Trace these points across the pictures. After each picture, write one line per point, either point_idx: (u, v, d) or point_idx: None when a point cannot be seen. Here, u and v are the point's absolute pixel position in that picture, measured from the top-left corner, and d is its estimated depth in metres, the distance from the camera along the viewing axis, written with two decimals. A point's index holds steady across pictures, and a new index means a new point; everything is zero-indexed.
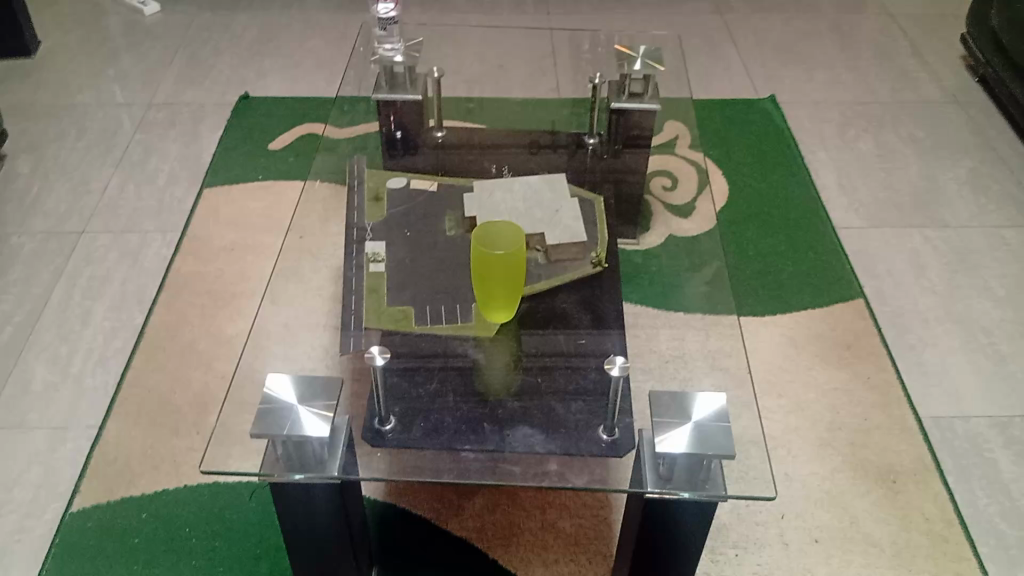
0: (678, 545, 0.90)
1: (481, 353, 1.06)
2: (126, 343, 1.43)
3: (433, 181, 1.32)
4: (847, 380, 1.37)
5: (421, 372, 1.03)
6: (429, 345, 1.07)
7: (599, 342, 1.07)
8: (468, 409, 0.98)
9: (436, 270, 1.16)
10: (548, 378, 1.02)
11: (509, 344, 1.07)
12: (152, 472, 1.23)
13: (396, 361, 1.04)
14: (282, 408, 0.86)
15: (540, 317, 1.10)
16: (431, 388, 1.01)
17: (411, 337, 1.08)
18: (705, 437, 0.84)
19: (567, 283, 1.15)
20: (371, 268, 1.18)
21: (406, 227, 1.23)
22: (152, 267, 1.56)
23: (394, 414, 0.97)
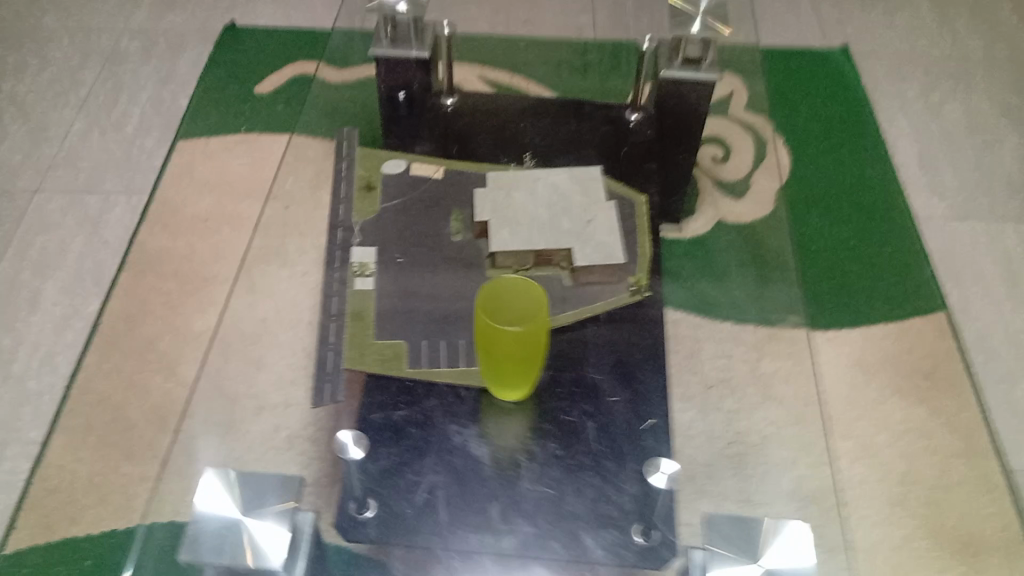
0: None
1: (488, 444, 0.82)
2: (78, 336, 1.22)
3: (437, 166, 1.08)
4: (922, 418, 1.16)
5: (408, 473, 0.79)
6: (417, 436, 0.83)
7: (640, 433, 0.83)
8: (465, 531, 0.74)
9: (435, 293, 0.93)
10: (572, 487, 0.78)
11: (519, 431, 0.83)
12: (98, 506, 1.05)
13: (375, 459, 0.81)
14: (218, 530, 0.72)
15: (565, 391, 0.86)
16: (418, 499, 0.77)
17: (394, 420, 0.84)
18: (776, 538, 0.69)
19: (598, 322, 0.92)
20: (356, 285, 0.94)
21: (403, 226, 1.00)
22: (113, 239, 1.34)
23: (372, 536, 0.75)
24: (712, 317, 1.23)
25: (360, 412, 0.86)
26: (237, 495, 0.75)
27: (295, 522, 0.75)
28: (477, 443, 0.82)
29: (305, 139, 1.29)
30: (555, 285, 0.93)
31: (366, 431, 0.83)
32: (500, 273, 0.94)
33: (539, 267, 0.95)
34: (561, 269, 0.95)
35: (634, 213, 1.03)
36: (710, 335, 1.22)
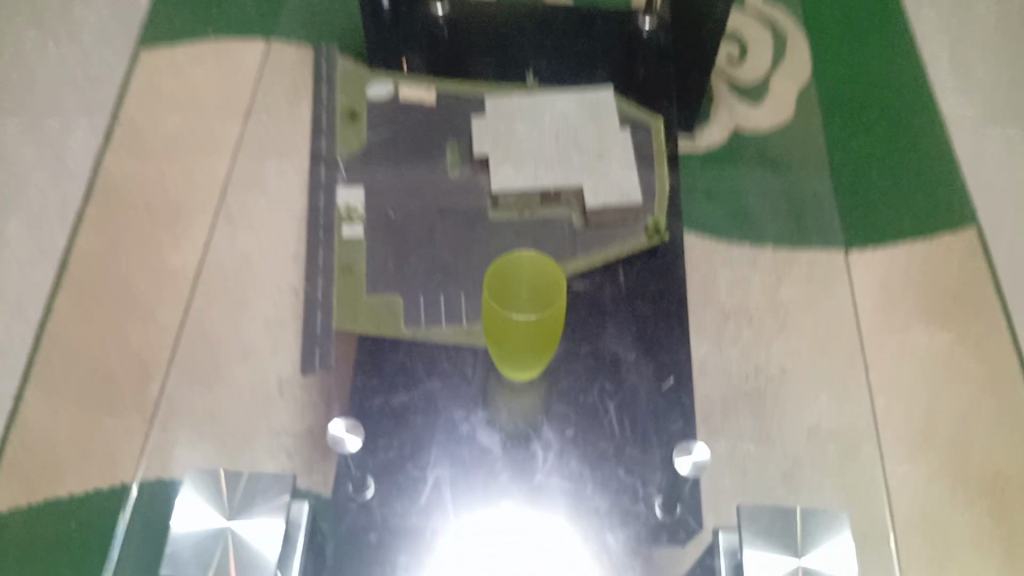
0: None
1: (497, 427, 0.73)
2: (48, 276, 1.14)
3: (429, 89, 0.96)
4: (950, 346, 1.10)
5: (411, 469, 0.71)
6: (419, 422, 0.74)
7: (666, 414, 0.75)
8: (474, 531, 0.67)
9: (430, 241, 0.83)
10: (593, 479, 0.71)
11: (531, 409, 0.74)
12: (80, 466, 0.99)
13: (371, 453, 0.72)
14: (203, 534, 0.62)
15: (582, 366, 0.77)
16: (423, 500, 0.70)
17: (394, 405, 0.76)
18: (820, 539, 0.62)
19: (615, 281, 0.84)
20: (343, 233, 0.86)
21: (393, 162, 0.90)
22: (79, 165, 1.24)
23: (376, 543, 0.68)
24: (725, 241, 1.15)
25: (356, 388, 0.77)
26: (222, 495, 0.64)
27: (289, 517, 0.67)
28: (485, 427, 0.73)
29: (279, 50, 1.16)
30: (565, 229, 0.85)
31: (363, 414, 0.75)
32: (503, 216, 0.85)
33: (546, 208, 0.86)
34: (571, 212, 0.86)
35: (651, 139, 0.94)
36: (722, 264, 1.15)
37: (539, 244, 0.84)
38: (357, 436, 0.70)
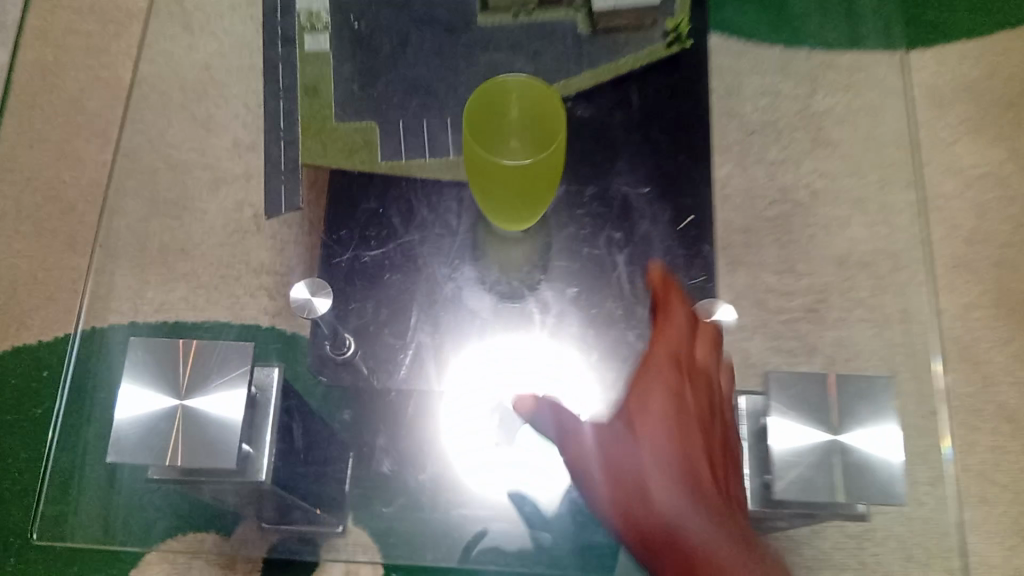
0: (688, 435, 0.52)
1: (492, 290, 0.67)
2: None
3: None
4: (1002, 160, 0.98)
5: (385, 334, 0.66)
6: (397, 284, 0.67)
7: (684, 267, 0.68)
8: (470, 497, 0.64)
9: (405, 57, 0.73)
10: (597, 344, 0.66)
11: (526, 265, 0.68)
12: (47, 307, 0.90)
13: (344, 321, 0.66)
14: (155, 420, 0.55)
15: (585, 214, 0.69)
16: (402, 375, 0.65)
17: (365, 262, 0.68)
18: (860, 416, 0.55)
19: (627, 106, 0.73)
20: (305, 44, 0.74)
21: None
22: None
23: (349, 424, 0.66)
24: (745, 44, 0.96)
25: (323, 241, 0.70)
26: (174, 372, 0.56)
27: (255, 384, 0.60)
28: (477, 286, 0.67)
29: None
30: (569, 37, 0.73)
31: (338, 270, 0.68)
32: (492, 22, 0.74)
33: (546, 10, 0.73)
34: (576, 14, 0.73)
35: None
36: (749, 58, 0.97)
37: (537, 57, 0.73)
38: (329, 295, 0.67)
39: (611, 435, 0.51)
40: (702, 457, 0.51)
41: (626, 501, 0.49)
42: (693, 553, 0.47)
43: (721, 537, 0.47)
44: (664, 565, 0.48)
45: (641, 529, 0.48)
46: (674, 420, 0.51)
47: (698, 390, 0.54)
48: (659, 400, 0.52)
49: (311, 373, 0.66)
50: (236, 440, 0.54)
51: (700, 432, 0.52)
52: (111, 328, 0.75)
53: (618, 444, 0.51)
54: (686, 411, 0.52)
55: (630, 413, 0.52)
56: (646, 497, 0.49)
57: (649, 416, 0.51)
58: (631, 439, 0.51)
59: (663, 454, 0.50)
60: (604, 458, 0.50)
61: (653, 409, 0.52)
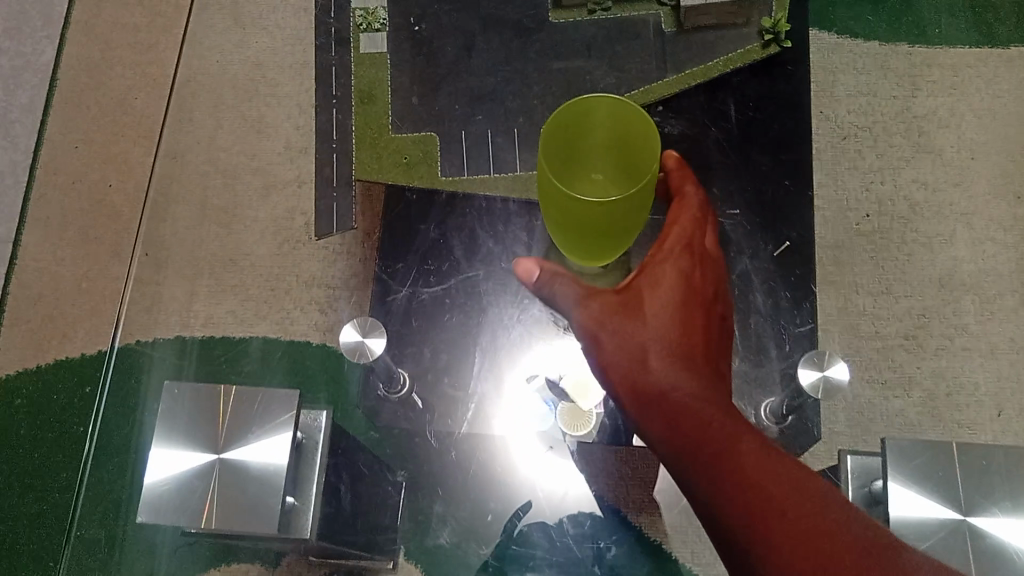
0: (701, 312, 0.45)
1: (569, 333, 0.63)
2: (36, 92, 0.98)
3: None
4: None
5: (443, 384, 0.63)
6: (457, 325, 0.64)
7: (790, 311, 0.64)
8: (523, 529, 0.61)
9: (469, 64, 0.69)
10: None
11: None
12: (91, 317, 0.86)
13: (406, 367, 0.63)
14: (193, 477, 0.52)
15: None
16: (463, 429, 0.62)
17: (424, 300, 0.65)
18: (994, 496, 0.51)
19: (724, 120, 0.67)
20: (360, 43, 0.70)
21: None
22: None
23: (400, 488, 0.63)
24: (836, 33, 0.84)
25: (379, 273, 0.66)
26: (213, 422, 0.53)
27: (302, 429, 0.57)
28: (549, 330, 0.63)
29: None
30: (654, 34, 0.68)
31: (406, 298, 0.65)
32: (565, 18, 0.69)
33: (628, 5, 0.69)
34: (660, 9, 0.69)
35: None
36: (838, 49, 0.83)
37: (618, 62, 0.68)
38: (382, 334, 0.64)
39: (612, 301, 0.45)
40: (704, 334, 0.45)
41: (626, 368, 0.44)
42: (680, 414, 0.42)
43: (710, 405, 0.42)
44: (651, 427, 0.43)
45: (636, 395, 0.43)
46: (683, 298, 0.45)
47: (711, 271, 0.46)
48: (670, 274, 0.45)
49: (365, 422, 0.64)
50: (277, 497, 0.51)
51: (706, 313, 0.45)
52: (158, 346, 0.67)
53: (623, 312, 0.45)
54: (697, 289, 0.45)
55: (638, 282, 0.45)
56: (645, 365, 0.43)
57: (656, 289, 0.45)
58: (635, 309, 0.44)
59: (668, 329, 0.44)
60: (608, 327, 0.44)
61: (662, 282, 0.45)
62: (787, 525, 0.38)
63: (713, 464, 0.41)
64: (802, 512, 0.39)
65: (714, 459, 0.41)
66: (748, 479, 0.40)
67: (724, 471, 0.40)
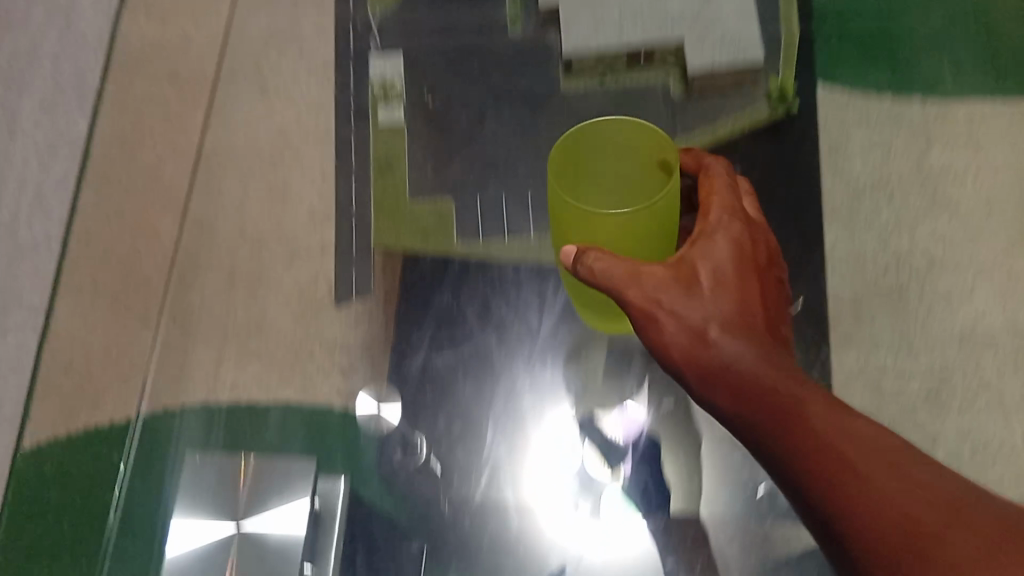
0: (756, 279, 0.50)
1: (580, 393, 0.66)
2: (72, 164, 1.03)
3: None
4: None
5: (458, 452, 0.65)
6: (469, 393, 0.66)
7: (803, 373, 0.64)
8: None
9: (482, 132, 0.73)
10: (688, 457, 0.63)
11: (613, 378, 0.66)
12: (115, 384, 0.87)
13: (422, 433, 0.65)
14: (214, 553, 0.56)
15: None
16: (478, 496, 0.63)
17: (435, 369, 0.67)
18: None
19: None
20: (378, 114, 0.76)
21: (444, 47, 0.77)
22: (98, 36, 1.09)
23: (419, 558, 0.61)
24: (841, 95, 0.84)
25: (396, 341, 0.69)
26: (233, 496, 0.58)
27: (321, 498, 0.62)
28: (560, 395, 0.66)
29: None
30: (663, 101, 0.73)
31: (425, 365, 0.67)
32: (577, 87, 0.74)
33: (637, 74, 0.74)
34: (670, 78, 0.73)
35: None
36: (854, 102, 0.83)
37: None
38: (397, 399, 0.67)
39: (663, 276, 0.49)
40: (758, 298, 0.50)
41: (688, 343, 0.48)
42: (748, 385, 0.47)
43: (776, 376, 0.47)
44: (719, 396, 0.48)
45: (700, 368, 0.48)
46: (737, 263, 0.50)
47: (758, 237, 0.52)
48: (724, 245, 0.50)
49: (381, 489, 0.63)
50: (295, 567, 0.55)
51: (760, 277, 0.51)
52: (180, 416, 0.69)
53: (678, 286, 0.49)
54: (746, 255, 0.51)
55: (691, 256, 0.50)
56: (705, 336, 0.48)
57: (711, 259, 0.50)
58: (692, 284, 0.49)
59: (726, 303, 0.49)
60: (667, 302, 0.49)
61: (714, 248, 0.50)
62: (869, 495, 0.41)
63: (789, 432, 0.45)
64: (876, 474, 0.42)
65: (789, 428, 0.45)
66: (820, 446, 0.44)
67: (798, 437, 0.45)
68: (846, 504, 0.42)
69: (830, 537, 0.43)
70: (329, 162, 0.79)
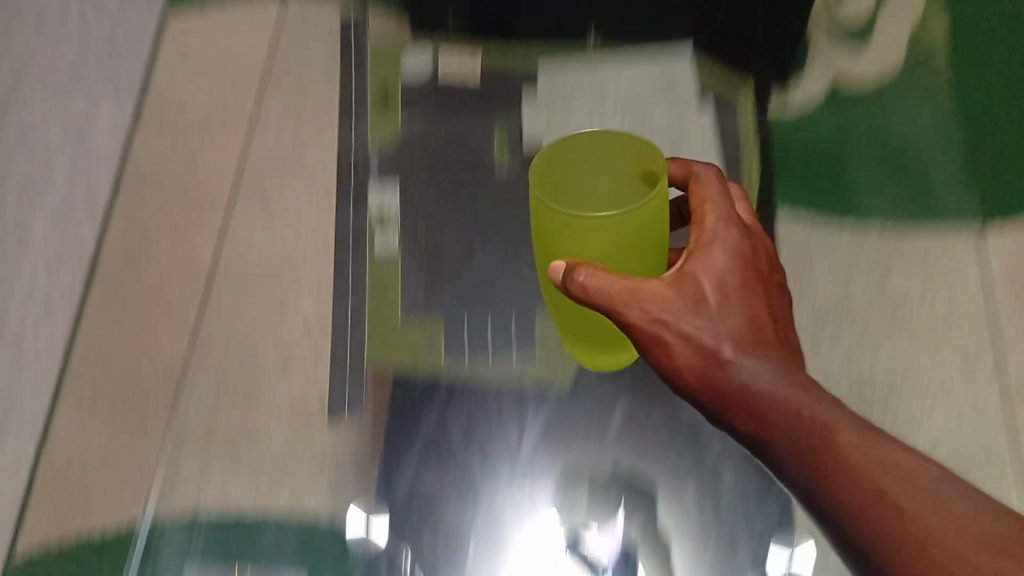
0: (756, 288, 0.57)
1: (559, 506, 0.71)
2: (78, 273, 1.08)
3: (474, 68, 0.95)
4: None
5: (441, 565, 0.69)
6: (453, 507, 0.71)
7: (757, 497, 0.69)
8: None
9: (470, 265, 0.82)
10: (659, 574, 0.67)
11: (590, 495, 0.71)
12: None
13: (407, 547, 0.69)
14: None
15: (652, 434, 0.73)
16: None
17: (422, 490, 0.72)
18: None
19: None
20: (376, 243, 0.84)
21: (440, 178, 0.88)
22: (105, 158, 1.16)
23: None
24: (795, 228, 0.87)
25: (385, 458, 0.73)
26: None
27: None
28: (541, 511, 0.70)
29: None
30: None
31: (411, 483, 0.72)
32: None
33: None
34: None
35: (739, 138, 0.92)
36: (815, 229, 0.87)
37: None
38: (386, 511, 0.71)
39: (663, 289, 0.56)
40: (759, 308, 0.57)
41: (699, 360, 0.55)
42: (761, 398, 0.54)
43: (785, 386, 0.54)
44: (732, 409, 0.55)
45: (714, 387, 0.55)
46: (737, 275, 0.57)
47: (756, 246, 0.60)
48: (721, 255, 0.57)
49: None
50: None
51: (759, 284, 0.58)
52: (168, 531, 0.72)
53: (684, 299, 0.56)
54: (743, 262, 0.58)
55: (692, 269, 0.57)
56: (714, 352, 0.55)
57: (710, 269, 0.57)
58: (697, 298, 0.56)
59: (729, 315, 0.56)
60: (674, 316, 0.56)
61: (712, 258, 0.57)
62: (878, 501, 0.48)
63: (804, 447, 0.52)
64: (884, 480, 0.49)
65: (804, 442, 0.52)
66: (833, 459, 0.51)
67: (814, 451, 0.52)
68: (861, 515, 0.49)
69: (846, 537, 0.50)
70: (323, 278, 0.84)
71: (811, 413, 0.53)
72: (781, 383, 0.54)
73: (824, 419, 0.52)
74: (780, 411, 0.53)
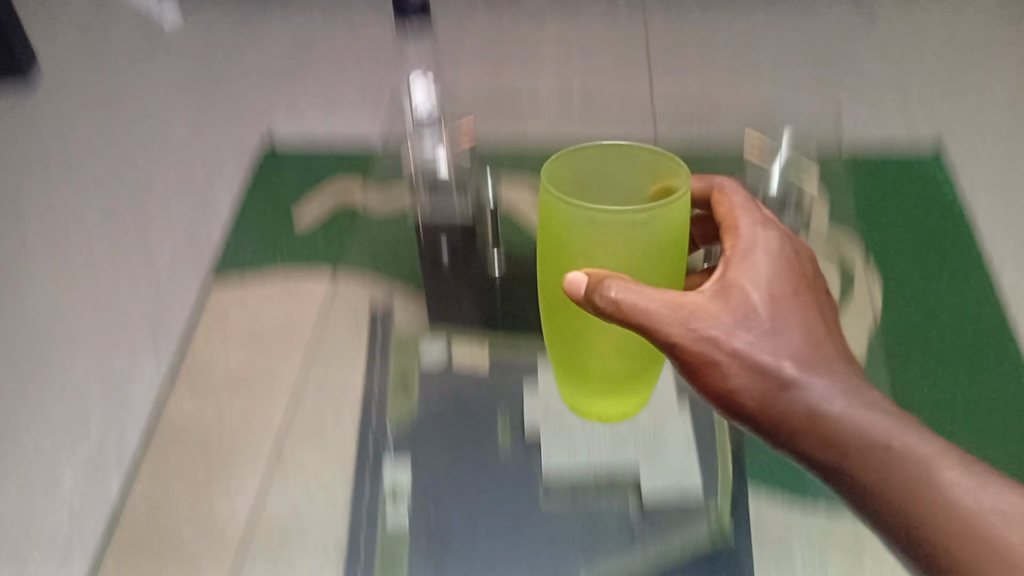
0: (800, 296, 0.68)
1: None
2: (97, 522, 1.15)
3: (484, 357, 1.05)
4: None
5: None
6: None
7: None
8: None
9: (476, 536, 0.88)
10: None
11: None
12: None
13: None
14: None
15: None
16: None
17: None
18: None
19: None
20: (389, 519, 0.92)
21: (448, 455, 0.95)
22: (138, 415, 1.27)
23: None
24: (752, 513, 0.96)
25: None
26: None
27: None
28: None
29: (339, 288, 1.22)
30: (622, 525, 0.89)
31: None
32: (554, 507, 0.91)
33: (604, 492, 0.91)
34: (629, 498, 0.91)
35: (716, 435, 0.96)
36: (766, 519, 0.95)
37: (591, 552, 0.87)
38: None
39: (710, 302, 0.66)
40: (803, 309, 0.67)
41: (762, 379, 0.66)
42: (828, 423, 0.66)
43: (853, 410, 0.66)
44: (800, 424, 0.66)
45: (781, 410, 0.66)
46: (785, 286, 0.68)
47: (793, 258, 0.71)
48: (763, 265, 0.68)
49: None
50: None
51: (802, 291, 0.69)
52: None
53: (738, 314, 0.66)
54: (783, 271, 0.69)
55: (738, 280, 0.67)
56: (780, 369, 0.65)
57: (752, 278, 0.67)
58: (751, 313, 0.66)
59: (788, 331, 0.66)
60: (734, 332, 0.65)
61: (755, 270, 0.68)
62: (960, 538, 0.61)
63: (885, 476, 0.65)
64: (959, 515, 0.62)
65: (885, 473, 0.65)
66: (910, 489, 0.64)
67: (896, 478, 0.64)
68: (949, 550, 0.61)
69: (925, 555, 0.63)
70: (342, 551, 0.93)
71: (887, 438, 0.65)
72: (835, 395, 0.66)
73: (901, 450, 0.65)
74: (856, 439, 0.65)
